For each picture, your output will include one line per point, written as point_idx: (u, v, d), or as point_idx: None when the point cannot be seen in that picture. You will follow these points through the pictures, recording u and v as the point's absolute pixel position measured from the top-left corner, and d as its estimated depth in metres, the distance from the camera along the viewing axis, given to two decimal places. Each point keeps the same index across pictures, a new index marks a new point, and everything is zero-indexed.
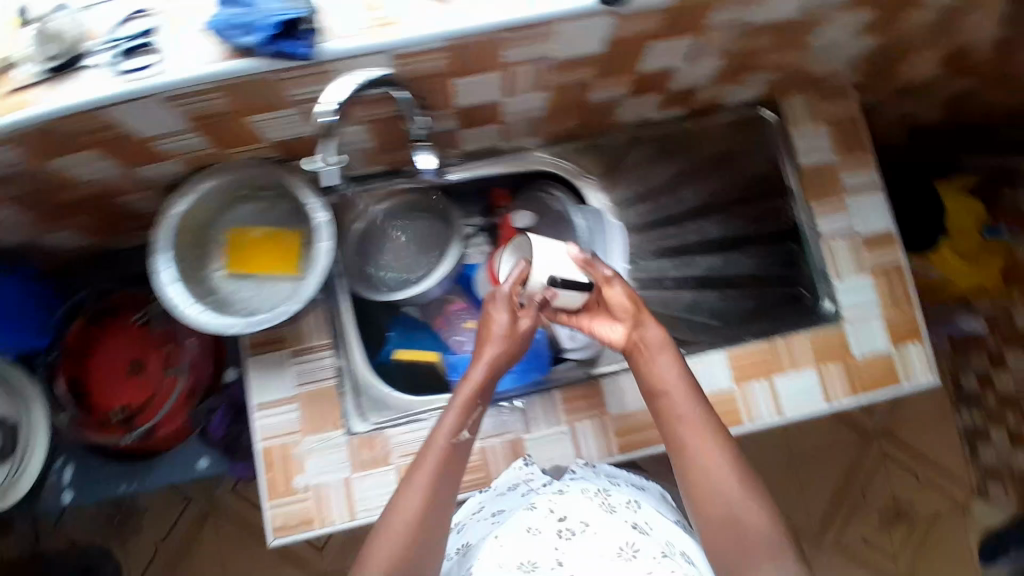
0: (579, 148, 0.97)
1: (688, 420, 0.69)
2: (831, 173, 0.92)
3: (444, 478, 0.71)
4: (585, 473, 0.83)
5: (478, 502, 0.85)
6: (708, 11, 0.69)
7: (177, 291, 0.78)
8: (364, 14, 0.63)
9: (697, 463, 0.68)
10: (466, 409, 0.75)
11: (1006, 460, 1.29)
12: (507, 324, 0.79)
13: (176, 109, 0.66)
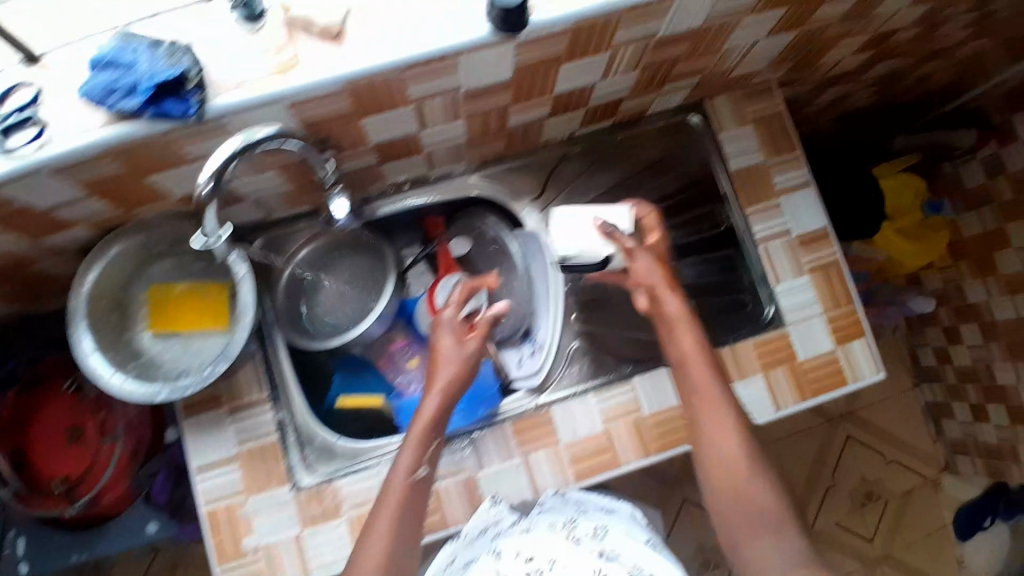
0: (511, 168, 0.95)
1: (709, 395, 0.72)
2: (762, 174, 0.93)
3: (404, 518, 0.69)
4: (553, 505, 0.80)
5: (450, 552, 0.81)
6: (614, 31, 0.68)
7: (99, 363, 0.74)
8: (254, 65, 0.59)
9: (716, 441, 0.71)
10: (421, 445, 0.72)
11: (970, 432, 1.36)
12: (454, 350, 0.77)
13: (66, 181, 0.62)
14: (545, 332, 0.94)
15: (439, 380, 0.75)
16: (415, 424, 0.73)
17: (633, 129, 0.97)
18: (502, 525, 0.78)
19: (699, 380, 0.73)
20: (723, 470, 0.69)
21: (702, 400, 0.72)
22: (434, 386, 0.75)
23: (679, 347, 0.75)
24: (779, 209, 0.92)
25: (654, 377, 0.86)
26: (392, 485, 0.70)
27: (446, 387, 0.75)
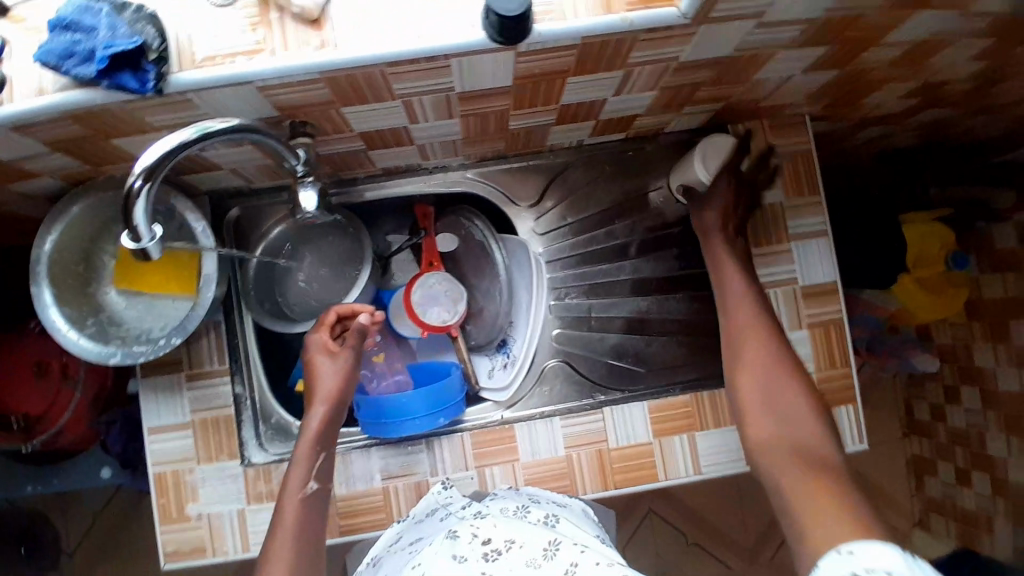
0: (511, 169, 0.89)
1: (768, 354, 0.72)
2: (776, 213, 0.88)
3: (304, 527, 0.69)
4: (508, 494, 0.77)
5: (397, 532, 0.77)
6: (628, 51, 0.63)
7: (58, 317, 0.73)
8: (223, 42, 0.55)
9: (775, 394, 0.69)
10: (307, 460, 0.73)
11: (950, 494, 1.32)
12: (332, 366, 0.79)
13: (23, 136, 0.60)
14: (519, 347, 0.90)
15: (318, 398, 0.77)
16: (298, 445, 0.74)
17: (646, 144, 0.88)
18: (451, 507, 0.74)
19: (760, 341, 0.73)
20: (772, 424, 0.68)
21: (762, 359, 0.72)
22: (311, 405, 0.77)
23: (736, 307, 0.77)
24: (790, 254, 0.87)
25: (625, 407, 0.82)
26: (285, 505, 0.71)
27: (330, 400, 0.77)
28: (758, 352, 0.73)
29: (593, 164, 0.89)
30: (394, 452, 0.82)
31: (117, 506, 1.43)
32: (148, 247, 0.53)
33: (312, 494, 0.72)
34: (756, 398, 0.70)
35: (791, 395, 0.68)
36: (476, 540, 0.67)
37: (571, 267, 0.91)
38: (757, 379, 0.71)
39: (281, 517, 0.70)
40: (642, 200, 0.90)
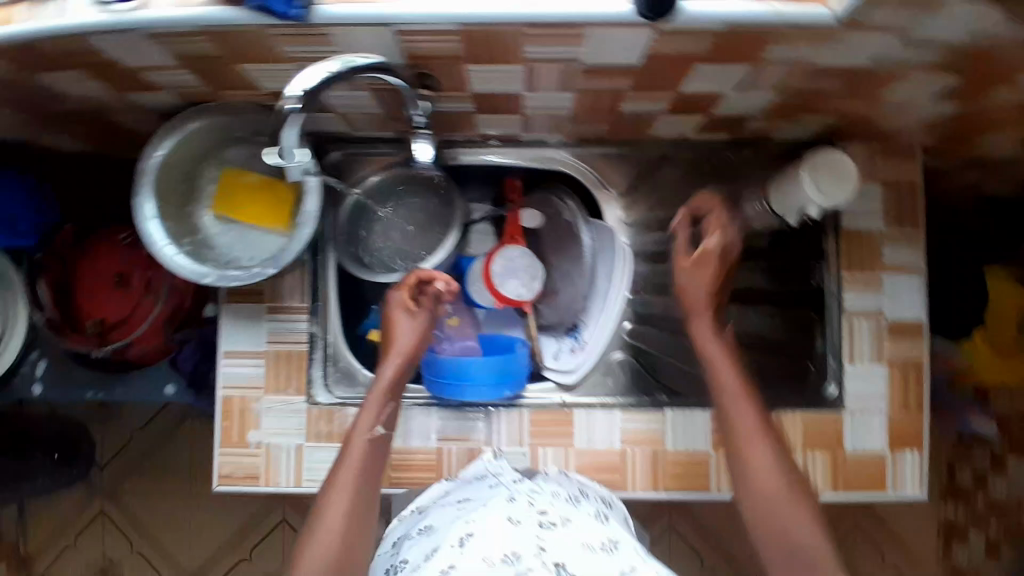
0: (607, 154, 0.87)
1: (764, 460, 0.66)
2: (870, 241, 0.85)
3: (364, 475, 0.71)
4: (559, 478, 0.77)
5: (444, 489, 0.79)
6: (767, 45, 0.61)
7: (158, 229, 0.73)
8: None
9: (771, 515, 0.64)
10: (377, 404, 0.75)
11: (977, 564, 1.28)
12: (409, 324, 0.80)
13: (160, 47, 0.60)
14: (590, 333, 0.89)
15: (394, 351, 0.78)
16: (370, 392, 0.76)
17: (745, 149, 0.87)
18: (502, 477, 0.75)
19: (756, 445, 0.67)
20: (769, 545, 0.63)
21: (755, 473, 0.65)
22: (386, 356, 0.78)
23: (734, 405, 0.69)
24: (880, 283, 0.85)
25: (689, 414, 0.81)
26: (347, 457, 0.72)
27: (401, 355, 0.78)
28: (748, 461, 0.66)
29: (686, 163, 0.88)
30: (451, 415, 0.84)
31: (155, 428, 1.48)
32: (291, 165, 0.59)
33: (377, 439, 0.74)
34: (749, 513, 0.65)
35: (796, 517, 0.63)
36: (534, 509, 0.68)
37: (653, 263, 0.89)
38: (753, 492, 0.65)
39: (339, 468, 0.72)
40: (736, 203, 0.87)
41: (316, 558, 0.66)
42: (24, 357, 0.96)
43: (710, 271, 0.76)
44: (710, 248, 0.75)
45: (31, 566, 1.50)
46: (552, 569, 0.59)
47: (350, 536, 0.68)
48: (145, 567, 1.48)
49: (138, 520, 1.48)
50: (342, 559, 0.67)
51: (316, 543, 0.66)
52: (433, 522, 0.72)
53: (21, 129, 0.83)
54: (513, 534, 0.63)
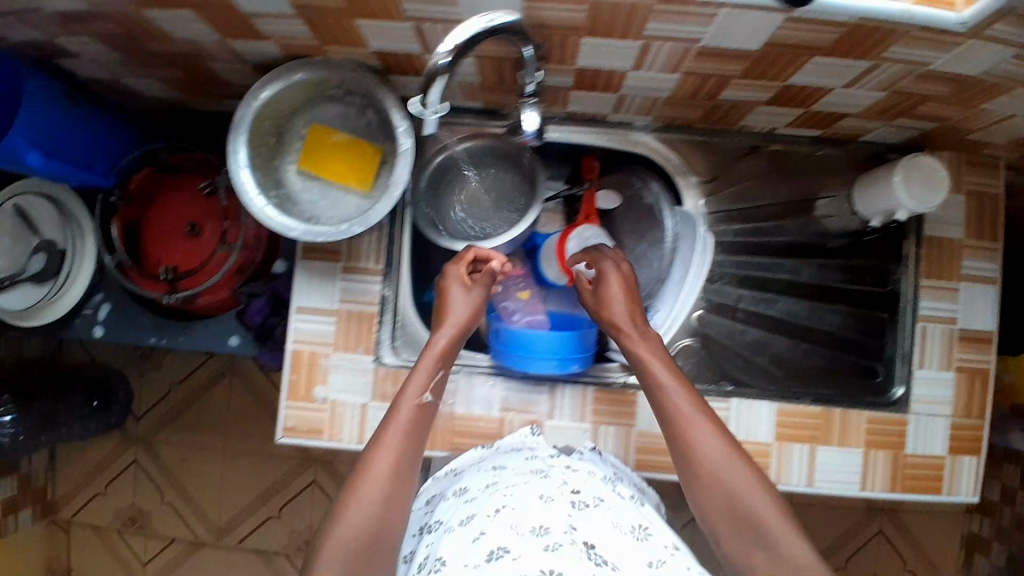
0: (691, 142, 0.86)
1: (708, 441, 0.64)
2: (950, 252, 0.84)
3: (412, 436, 0.69)
4: (593, 457, 0.77)
5: (479, 454, 0.80)
6: (892, 42, 0.60)
7: (248, 178, 0.74)
8: None
9: (722, 489, 0.63)
10: (429, 371, 0.74)
11: None
12: (465, 296, 0.79)
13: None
14: (661, 316, 0.87)
15: (447, 322, 0.77)
16: (422, 357, 0.74)
17: (832, 147, 0.86)
18: (539, 451, 0.76)
19: (693, 424, 0.66)
20: (722, 516, 0.63)
21: (701, 451, 0.64)
22: (441, 326, 0.77)
23: (668, 390, 0.69)
24: (955, 294, 0.84)
25: (754, 404, 0.81)
26: (396, 419, 0.70)
27: (459, 329, 0.77)
28: (690, 439, 0.65)
29: (772, 158, 0.87)
30: (517, 387, 0.84)
31: (197, 378, 1.51)
32: (427, 118, 0.60)
33: (426, 405, 0.72)
34: (695, 492, 0.64)
35: (748, 487, 0.62)
36: (567, 487, 0.68)
37: (726, 255, 0.90)
38: (695, 471, 0.64)
39: (386, 430, 0.69)
40: (811, 204, 0.89)
41: (357, 516, 0.63)
42: (90, 299, 0.99)
43: (627, 289, 0.77)
44: (609, 271, 0.78)
45: (56, 511, 1.54)
46: (583, 549, 0.59)
47: (392, 495, 0.65)
48: (173, 515, 1.51)
49: (171, 470, 1.51)
50: (380, 519, 0.64)
51: (358, 499, 0.63)
52: (469, 485, 0.73)
53: (110, 67, 0.83)
54: (546, 510, 0.63)
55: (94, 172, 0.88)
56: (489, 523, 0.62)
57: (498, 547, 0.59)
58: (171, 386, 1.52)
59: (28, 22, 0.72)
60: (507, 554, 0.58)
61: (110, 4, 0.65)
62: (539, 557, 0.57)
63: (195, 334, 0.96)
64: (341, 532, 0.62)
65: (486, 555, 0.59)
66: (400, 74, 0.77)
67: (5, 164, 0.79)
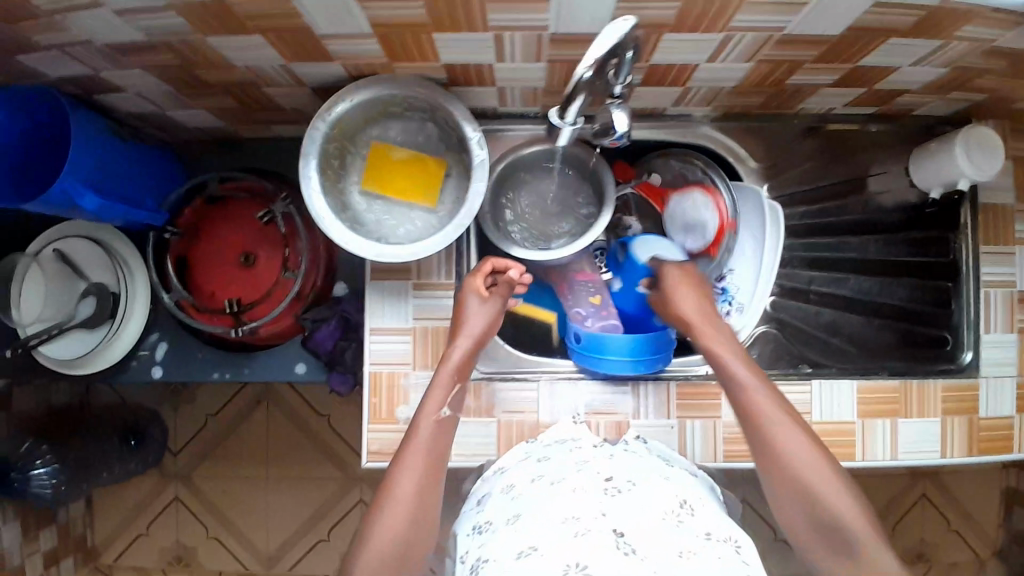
0: (745, 129, 0.88)
1: (792, 439, 0.66)
2: (1007, 217, 0.85)
3: (433, 452, 0.69)
4: (638, 447, 0.75)
5: (525, 451, 0.76)
6: (966, 23, 0.61)
7: (323, 205, 0.72)
8: None
9: (794, 481, 0.64)
10: (445, 386, 0.73)
11: None
12: (476, 307, 0.78)
13: (364, 13, 0.58)
14: (744, 293, 0.86)
15: (461, 335, 0.76)
16: (438, 371, 0.75)
17: (885, 123, 0.88)
18: (583, 442, 0.74)
19: (774, 420, 0.67)
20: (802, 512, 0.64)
21: (786, 448, 0.65)
22: (456, 337, 0.76)
23: (747, 383, 0.70)
24: (1012, 257, 0.85)
25: (834, 385, 0.82)
26: (415, 443, 0.69)
27: (473, 342, 0.76)
28: (771, 432, 0.66)
29: (824, 138, 0.89)
30: (601, 389, 0.84)
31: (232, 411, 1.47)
32: (562, 130, 0.68)
33: (444, 420, 0.72)
34: (774, 483, 0.66)
35: (830, 490, 0.63)
36: (601, 478, 0.64)
37: (794, 237, 0.93)
38: (778, 467, 0.65)
39: (409, 442, 0.69)
40: (864, 180, 0.91)
41: (380, 537, 0.62)
42: (144, 339, 0.96)
43: (700, 296, 0.79)
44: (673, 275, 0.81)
45: (98, 557, 1.47)
46: (613, 537, 0.56)
47: (418, 515, 0.65)
48: (219, 549, 1.47)
49: (213, 505, 1.47)
50: (407, 537, 0.64)
51: (385, 517, 0.63)
52: (513, 480, 0.69)
53: (156, 101, 0.80)
54: (576, 501, 0.61)
55: (148, 211, 0.85)
56: (518, 525, 0.60)
57: (525, 545, 0.57)
58: (206, 419, 1.47)
59: (74, 58, 0.68)
60: (535, 551, 0.56)
61: (171, 34, 0.62)
62: (567, 549, 0.55)
63: (260, 368, 0.95)
64: (367, 553, 0.62)
65: (516, 553, 0.57)
66: (464, 87, 0.76)
67: (63, 211, 0.76)
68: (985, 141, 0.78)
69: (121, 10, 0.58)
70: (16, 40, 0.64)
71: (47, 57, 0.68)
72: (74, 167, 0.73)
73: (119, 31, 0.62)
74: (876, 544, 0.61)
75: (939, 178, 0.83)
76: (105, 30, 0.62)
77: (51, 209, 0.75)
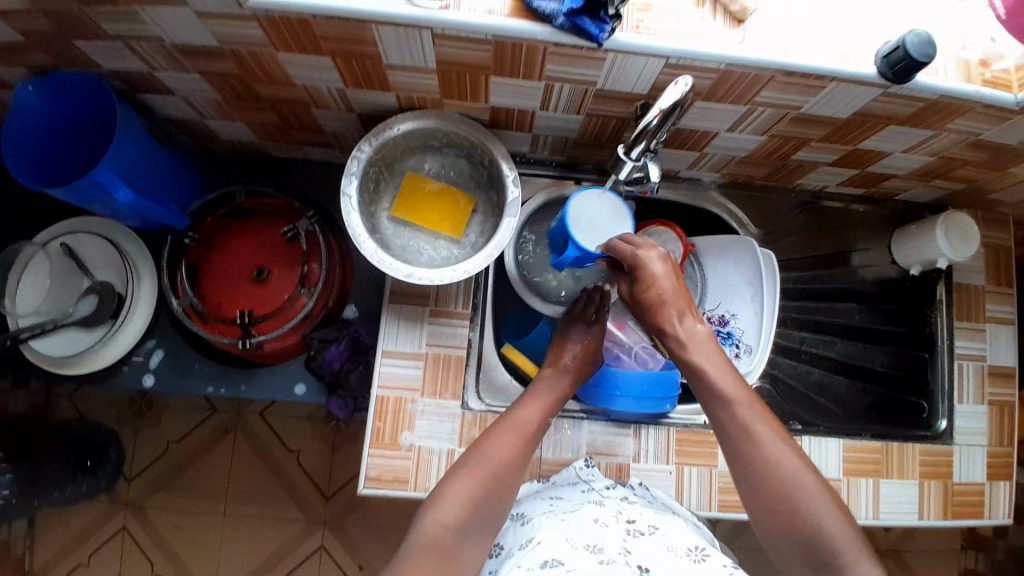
0: (747, 198, 0.97)
1: (762, 434, 0.69)
2: (977, 296, 0.93)
3: (518, 453, 0.73)
4: (643, 494, 0.78)
5: (536, 487, 0.81)
6: (957, 116, 0.69)
7: (359, 222, 0.74)
8: (654, 15, 0.61)
9: (756, 462, 0.68)
10: (547, 404, 0.79)
11: None
12: (582, 336, 0.86)
13: (434, 51, 0.63)
14: (746, 332, 0.91)
15: (567, 366, 0.83)
16: (540, 390, 0.80)
17: (868, 205, 0.97)
18: (596, 484, 0.77)
19: (744, 410, 0.70)
20: (773, 509, 0.66)
21: (760, 442, 0.68)
22: (558, 361, 0.83)
23: (719, 380, 0.73)
24: (982, 333, 0.93)
25: (823, 441, 0.86)
26: (504, 424, 0.75)
27: (574, 375, 0.83)
28: (737, 421, 0.70)
29: (817, 213, 0.98)
30: (603, 429, 0.85)
31: (192, 442, 1.30)
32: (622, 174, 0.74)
33: (535, 433, 0.75)
34: (751, 482, 0.68)
35: (796, 472, 0.66)
36: (620, 517, 0.68)
37: (784, 300, 1.01)
38: (743, 456, 0.69)
39: (511, 415, 0.76)
40: (849, 256, 0.99)
41: (445, 514, 0.67)
42: (141, 346, 0.95)
43: (668, 262, 0.78)
44: (649, 256, 0.76)
45: None
46: (637, 570, 0.60)
47: (482, 500, 0.69)
48: None
49: (160, 534, 1.27)
50: (460, 527, 0.67)
51: (442, 504, 0.67)
52: (526, 512, 0.73)
53: (199, 109, 0.82)
54: (599, 534, 0.65)
55: (171, 211, 0.87)
56: (540, 545, 0.63)
57: (551, 558, 0.60)
58: (166, 445, 1.30)
59: (137, 52, 0.69)
60: (561, 565, 0.59)
61: (245, 44, 0.64)
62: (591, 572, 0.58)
63: (258, 385, 0.95)
64: (425, 530, 0.66)
65: (540, 565, 0.60)
66: (504, 129, 0.82)
67: (90, 203, 0.77)
68: (970, 231, 0.87)
69: (205, 14, 0.60)
70: (86, 31, 0.65)
71: (110, 51, 0.69)
72: (113, 161, 0.74)
73: (194, 34, 0.64)
74: (856, 552, 0.62)
75: (917, 259, 0.93)
76: (182, 31, 0.63)
77: (79, 199, 0.75)
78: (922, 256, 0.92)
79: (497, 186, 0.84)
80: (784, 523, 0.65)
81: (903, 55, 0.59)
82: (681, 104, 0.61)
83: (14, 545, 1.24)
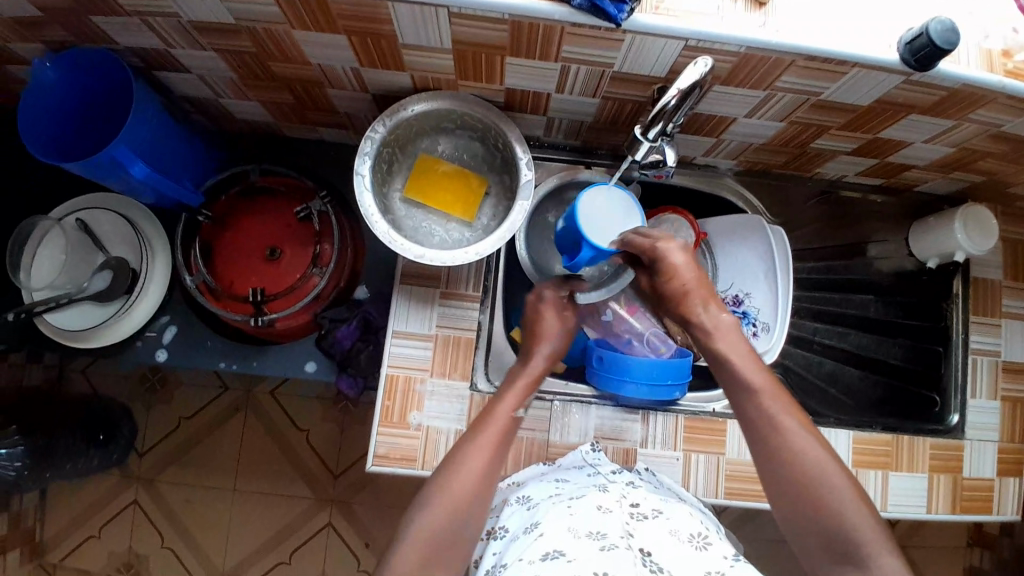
0: (762, 186, 0.96)
1: (786, 424, 0.69)
2: (994, 291, 0.92)
3: (500, 448, 0.72)
4: (648, 480, 0.78)
5: (543, 469, 0.82)
6: (980, 106, 0.68)
7: (372, 202, 0.74)
8: None
9: (780, 451, 0.68)
10: (522, 392, 0.78)
11: None
12: (557, 324, 0.84)
13: (450, 30, 0.63)
14: (761, 311, 0.90)
15: (541, 352, 0.82)
16: (517, 380, 0.79)
17: (886, 196, 0.96)
18: (602, 468, 0.77)
19: (755, 399, 0.70)
20: (796, 498, 0.66)
21: (784, 432, 0.68)
22: (535, 349, 0.82)
23: (727, 367, 0.73)
24: (997, 329, 0.91)
25: (833, 433, 0.86)
26: (484, 421, 0.74)
27: (549, 359, 0.82)
28: (761, 411, 0.70)
29: (833, 202, 0.97)
30: (610, 415, 0.85)
31: (203, 418, 1.32)
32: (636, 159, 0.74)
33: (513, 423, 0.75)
34: (775, 470, 0.68)
35: (820, 462, 0.66)
36: (624, 502, 0.69)
37: (797, 290, 1.00)
38: (765, 445, 0.69)
39: (488, 416, 0.74)
40: (864, 247, 0.98)
41: (436, 516, 0.66)
42: (155, 321, 0.96)
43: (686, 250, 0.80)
44: (665, 247, 0.78)
45: (44, 554, 1.29)
46: (638, 555, 0.60)
47: (472, 504, 0.68)
48: (174, 566, 1.29)
49: (170, 508, 1.30)
50: (447, 531, 0.66)
51: (434, 504, 0.67)
52: (532, 494, 0.73)
53: (214, 87, 0.82)
54: (601, 520, 0.65)
55: (186, 189, 0.88)
56: (542, 536, 0.63)
57: (552, 549, 0.61)
58: (177, 421, 1.32)
59: (153, 29, 0.69)
60: (562, 557, 0.59)
61: (261, 21, 0.64)
62: (592, 560, 0.58)
63: (269, 362, 0.96)
64: (421, 526, 0.66)
65: (541, 557, 0.60)
66: (518, 112, 0.82)
67: (106, 178, 0.77)
68: (988, 223, 0.86)
69: None
70: (102, 7, 0.65)
71: (127, 27, 0.69)
72: (129, 136, 0.74)
73: (210, 11, 0.63)
74: (880, 543, 0.62)
75: (933, 252, 0.92)
76: (198, 7, 0.63)
77: (95, 174, 0.76)
78: (939, 248, 0.91)
79: (511, 168, 0.84)
80: (808, 515, 0.65)
81: (925, 42, 0.58)
82: (699, 87, 0.61)
83: (28, 514, 1.27)
